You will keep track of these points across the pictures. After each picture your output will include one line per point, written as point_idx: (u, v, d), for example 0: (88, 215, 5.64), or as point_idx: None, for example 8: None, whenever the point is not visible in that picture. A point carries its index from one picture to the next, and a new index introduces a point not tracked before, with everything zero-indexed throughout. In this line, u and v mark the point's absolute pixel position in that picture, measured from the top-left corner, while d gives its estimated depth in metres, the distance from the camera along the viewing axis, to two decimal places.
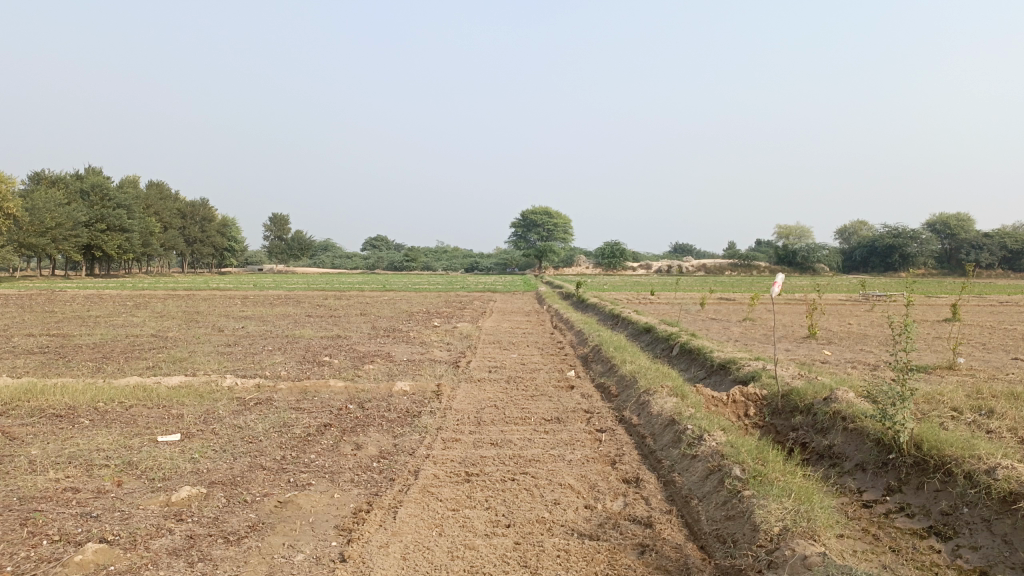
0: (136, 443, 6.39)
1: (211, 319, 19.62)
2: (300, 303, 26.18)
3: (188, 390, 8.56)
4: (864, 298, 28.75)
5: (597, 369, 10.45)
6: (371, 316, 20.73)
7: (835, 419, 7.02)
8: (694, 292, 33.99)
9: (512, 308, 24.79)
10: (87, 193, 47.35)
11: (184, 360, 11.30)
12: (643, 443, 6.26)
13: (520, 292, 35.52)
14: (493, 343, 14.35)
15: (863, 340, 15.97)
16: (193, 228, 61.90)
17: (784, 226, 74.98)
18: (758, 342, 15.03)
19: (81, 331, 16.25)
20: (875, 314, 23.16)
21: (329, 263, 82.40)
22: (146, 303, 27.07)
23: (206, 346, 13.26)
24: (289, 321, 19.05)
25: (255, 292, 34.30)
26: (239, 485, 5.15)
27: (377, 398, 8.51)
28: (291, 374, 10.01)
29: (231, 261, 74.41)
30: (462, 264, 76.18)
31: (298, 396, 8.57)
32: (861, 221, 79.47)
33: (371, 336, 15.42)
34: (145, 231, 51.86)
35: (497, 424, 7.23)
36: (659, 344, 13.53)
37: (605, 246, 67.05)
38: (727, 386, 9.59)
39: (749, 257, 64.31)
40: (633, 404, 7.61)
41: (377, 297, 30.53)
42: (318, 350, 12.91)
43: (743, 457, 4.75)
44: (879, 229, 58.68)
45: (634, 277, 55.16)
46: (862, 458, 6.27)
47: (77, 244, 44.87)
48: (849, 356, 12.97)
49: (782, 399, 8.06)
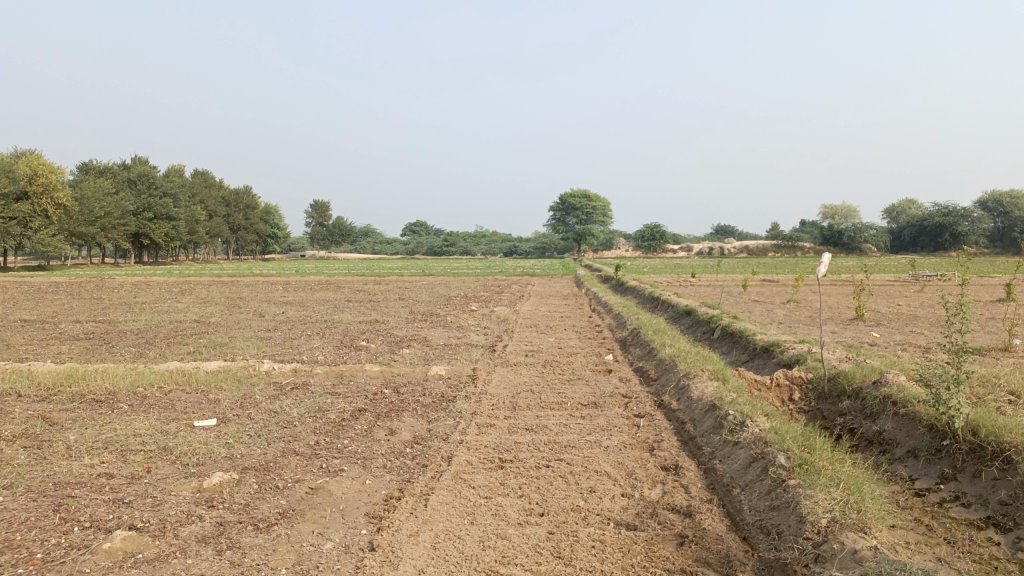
0: (172, 428, 6.42)
1: (252, 304, 19.88)
2: (339, 288, 26.33)
3: (226, 375, 8.62)
4: (913, 279, 27.90)
5: (636, 352, 10.25)
6: (409, 301, 20.75)
7: (885, 404, 6.73)
8: (736, 274, 33.38)
9: (550, 292, 24.62)
10: (135, 182, 48.36)
11: (223, 345, 11.41)
12: (683, 429, 6.06)
13: (559, 275, 35.31)
14: (530, 327, 14.22)
15: (913, 321, 15.45)
16: (237, 215, 62.89)
17: (829, 205, 73.30)
18: (803, 324, 14.63)
19: (126, 317, 16.56)
20: (926, 294, 22.45)
21: (369, 249, 83.04)
22: (191, 289, 27.54)
23: (246, 331, 13.39)
24: (328, 306, 19.16)
25: (297, 278, 34.74)
26: (271, 471, 5.11)
27: (412, 383, 8.46)
28: (327, 359, 10.02)
29: (274, 248, 75.48)
30: (501, 248, 76.17)
31: (333, 381, 8.56)
32: (910, 200, 77.33)
33: (409, 320, 15.42)
34: (190, 219, 52.84)
35: (533, 408, 7.10)
36: (700, 326, 13.24)
37: (644, 228, 66.34)
38: (770, 370, 9.31)
39: (793, 238, 63.02)
40: (673, 389, 7.40)
41: (416, 282, 30.57)
42: (355, 335, 12.93)
43: (788, 444, 4.54)
44: (929, 208, 56.97)
45: (674, 260, 54.50)
46: (913, 444, 5.98)
47: (125, 233, 45.95)
48: (899, 339, 12.53)
49: (829, 383, 7.76)
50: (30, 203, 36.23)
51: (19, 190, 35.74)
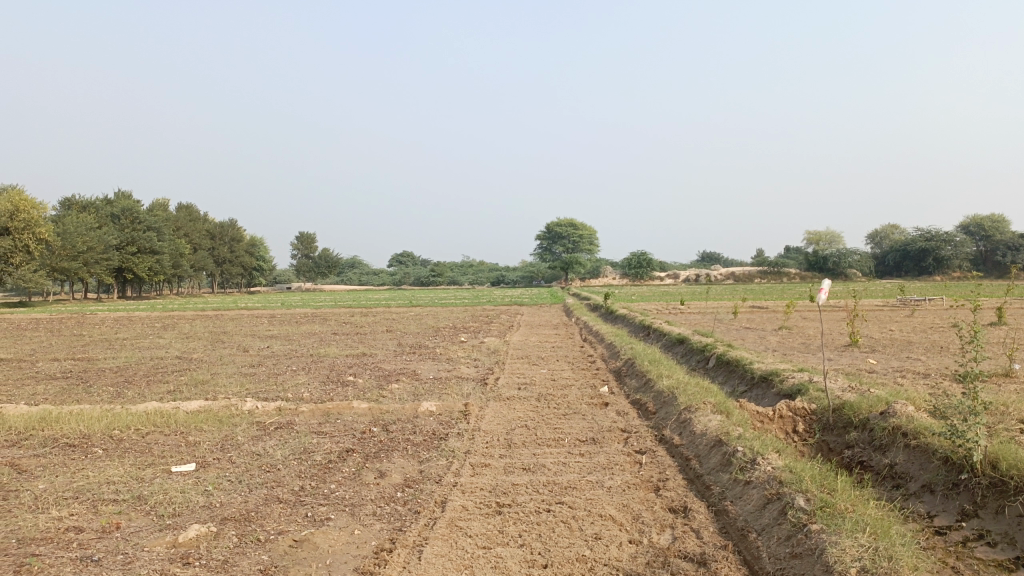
0: (148, 475, 6.06)
1: (237, 339, 19.44)
2: (325, 322, 25.89)
3: (207, 415, 8.25)
4: (901, 303, 27.86)
5: (632, 384, 9.96)
6: (397, 333, 20.39)
7: (895, 435, 6.48)
8: (725, 301, 33.28)
9: (539, 322, 24.31)
10: (118, 216, 47.87)
11: (205, 383, 11.02)
12: (688, 466, 5.78)
13: (547, 304, 35.09)
14: (521, 358, 13.92)
15: (907, 347, 15.27)
16: (222, 248, 62.39)
17: (814, 231, 73.91)
18: (798, 352, 14.42)
19: (106, 355, 16.11)
20: (917, 319, 22.36)
21: (355, 280, 82.63)
22: (173, 324, 26.98)
23: (229, 368, 12.99)
24: (314, 339, 18.76)
25: (282, 311, 34.31)
26: (252, 522, 4.77)
27: (401, 420, 8.12)
28: (313, 395, 9.68)
29: (260, 280, 74.86)
30: (488, 278, 75.97)
31: (320, 419, 8.21)
32: (893, 225, 78.05)
33: (396, 353, 15.06)
34: (175, 252, 52.31)
35: (529, 446, 6.80)
36: (694, 356, 12.99)
37: (631, 256, 66.43)
38: (771, 400, 9.05)
39: (778, 264, 63.23)
40: (673, 423, 7.13)
41: (403, 313, 30.21)
42: (342, 369, 12.58)
43: (805, 485, 4.26)
44: (912, 233, 57.44)
45: (662, 288, 54.35)
46: (928, 478, 5.72)
47: (108, 267, 45.37)
48: (897, 365, 12.31)
49: (833, 415, 7.52)
50: (11, 239, 35.66)
51: None
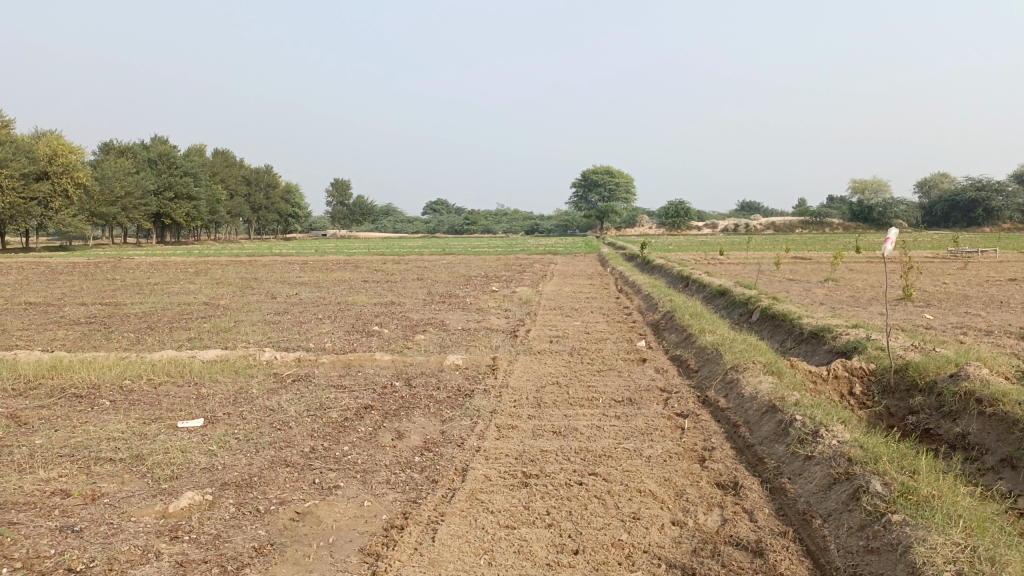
0: (153, 432, 5.68)
1: (266, 285, 19.18)
2: (357, 269, 25.53)
3: (223, 366, 7.86)
4: (951, 255, 26.62)
5: (671, 339, 9.34)
6: (428, 281, 19.91)
7: (967, 401, 5.82)
8: (765, 251, 32.21)
9: (573, 271, 23.62)
10: (155, 161, 47.83)
11: (228, 331, 10.68)
12: (736, 434, 5.21)
13: (581, 253, 34.39)
14: (554, 309, 13.36)
15: (965, 302, 14.35)
16: (258, 195, 62.36)
17: (858, 180, 71.78)
18: (847, 306, 13.62)
19: (134, 300, 15.90)
20: (971, 272, 21.21)
21: (389, 228, 82.53)
22: (206, 270, 26.83)
23: (254, 315, 12.64)
24: (344, 287, 18.40)
25: (315, 258, 34.09)
26: (253, 489, 4.34)
27: (426, 374, 7.64)
28: (336, 345, 9.25)
29: (295, 227, 75.00)
30: (523, 226, 75.24)
31: (339, 372, 7.77)
32: (942, 174, 75.30)
33: (426, 303, 14.60)
34: (211, 198, 52.33)
35: (560, 406, 6.27)
36: (736, 309, 12.32)
37: (669, 205, 65.01)
38: (822, 358, 8.42)
39: (821, 213, 61.37)
40: (719, 383, 6.53)
41: (435, 261, 29.73)
42: (368, 318, 12.16)
43: (882, 466, 3.66)
44: (963, 182, 55.24)
45: (699, 237, 53.17)
46: (1007, 451, 5.06)
47: (146, 212, 45.53)
48: (956, 321, 11.50)
49: (896, 376, 6.87)
50: (50, 183, 35.73)
51: (39, 169, 35.23)
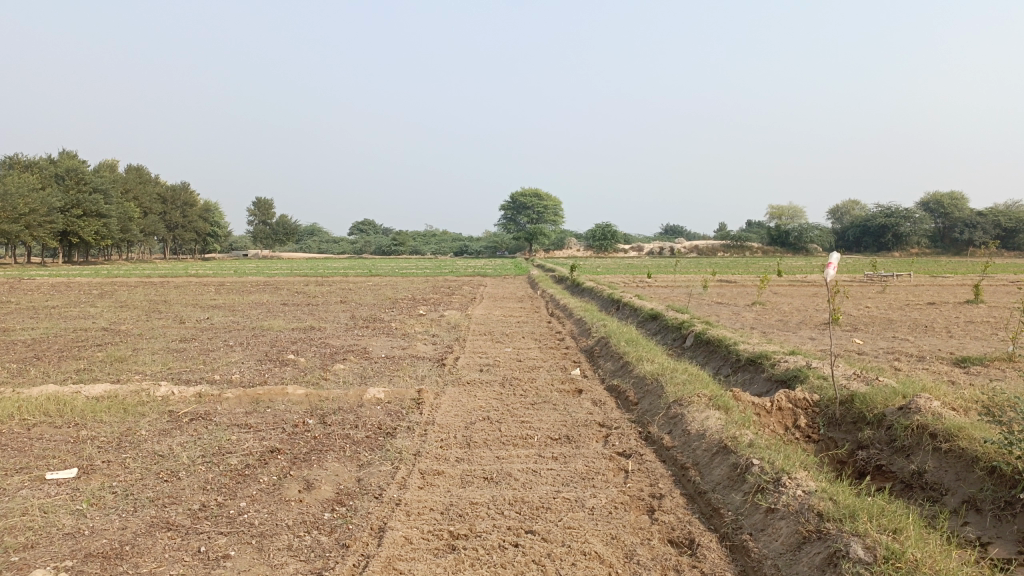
0: (13, 486, 4.81)
1: (176, 309, 17.98)
2: (276, 291, 24.34)
3: (111, 403, 6.97)
4: (867, 279, 27.36)
5: (607, 367, 8.90)
6: (351, 304, 19.06)
7: (920, 437, 5.53)
8: (692, 274, 32.51)
9: (503, 294, 23.12)
10: (63, 177, 45.19)
11: (125, 361, 9.68)
12: (685, 478, 4.73)
13: (511, 276, 34.01)
14: (484, 334, 12.81)
15: (890, 326, 14.49)
16: (175, 213, 59.82)
17: (777, 206, 74.30)
18: (778, 330, 13.53)
19: (24, 326, 14.49)
20: (890, 296, 21.76)
21: (314, 248, 80.53)
22: (111, 292, 25.13)
23: (157, 343, 11.62)
24: (261, 311, 17.37)
25: (233, 279, 32.55)
26: (123, 562, 3.59)
27: (343, 410, 6.94)
28: (245, 377, 8.42)
29: (215, 247, 72.21)
30: (452, 248, 74.59)
31: (246, 408, 6.98)
32: (854, 201, 78.72)
33: (348, 328, 13.79)
34: (124, 216, 49.75)
35: (491, 446, 5.68)
36: (669, 334, 12.05)
37: (597, 228, 65.54)
38: (761, 387, 8.12)
39: (743, 237, 62.99)
40: (661, 419, 6.07)
41: (359, 283, 28.73)
42: (284, 346, 11.30)
43: (862, 526, 3.22)
44: (873, 210, 57.68)
45: (626, 260, 53.64)
46: (970, 493, 4.74)
47: (52, 231, 42.87)
48: (886, 347, 11.49)
49: (841, 408, 6.58)
50: None
51: None
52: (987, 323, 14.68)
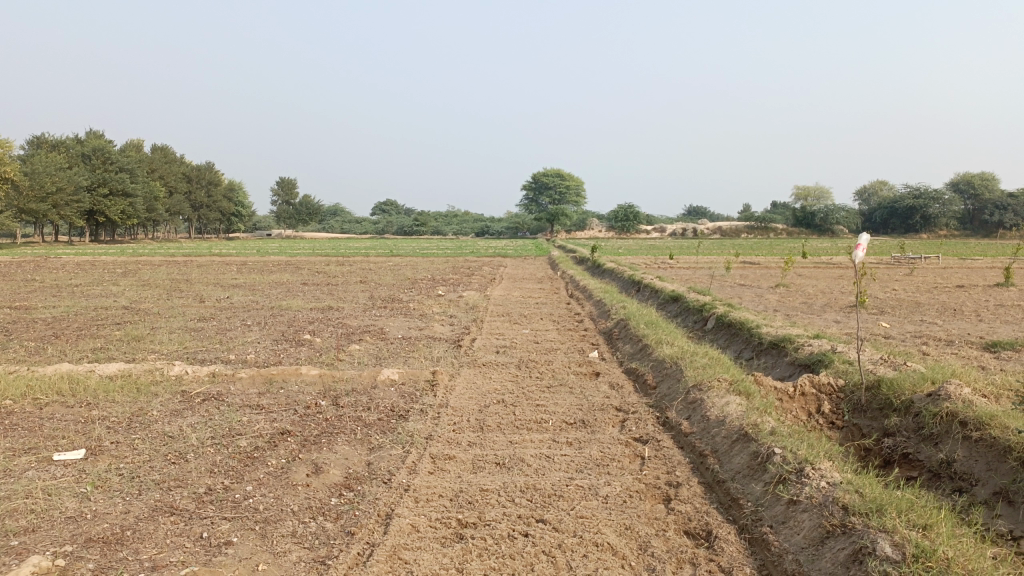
0: (19, 467, 4.76)
1: (196, 287, 18.07)
2: (297, 270, 24.36)
3: (124, 383, 6.94)
4: (894, 261, 26.84)
5: (626, 350, 8.74)
6: (370, 284, 19.01)
7: (950, 424, 5.32)
8: (715, 256, 32.13)
9: (523, 275, 22.96)
10: (89, 156, 45.59)
11: (142, 340, 9.68)
12: (703, 466, 4.57)
13: (532, 256, 33.82)
14: (502, 315, 12.68)
15: (917, 309, 14.17)
16: (199, 192, 60.19)
17: (802, 187, 73.25)
18: (802, 313, 13.26)
19: (46, 304, 14.59)
20: (918, 278, 21.32)
21: (337, 228, 80.80)
22: (134, 271, 25.31)
23: (176, 322, 11.62)
24: (281, 290, 17.39)
25: (255, 258, 32.68)
26: (123, 548, 3.52)
27: (356, 392, 6.85)
28: (260, 357, 8.38)
29: (239, 226, 72.66)
30: (473, 228, 74.46)
31: (259, 389, 6.92)
32: (881, 182, 77.41)
33: (366, 308, 13.74)
34: (149, 195, 50.16)
35: (505, 430, 5.56)
36: (690, 316, 11.85)
37: (618, 208, 65.04)
38: (784, 371, 7.92)
39: (767, 218, 62.19)
40: (680, 403, 5.90)
41: (380, 264, 28.70)
42: (301, 326, 11.25)
43: (890, 522, 3.05)
44: (901, 191, 56.63)
45: (648, 241, 53.19)
46: (1002, 484, 4.54)
47: (79, 210, 43.31)
48: (914, 330, 11.20)
49: (867, 393, 6.37)
50: None
51: None
52: (1019, 307, 14.28)
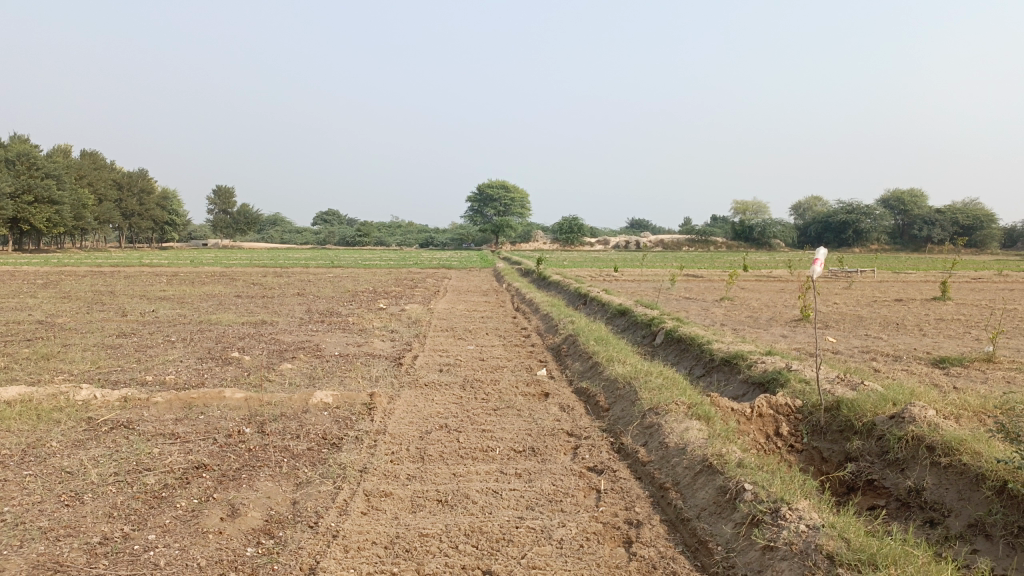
0: None
1: (121, 300, 17.03)
2: (232, 282, 23.37)
3: (21, 409, 6.20)
4: (833, 275, 27.27)
5: (575, 368, 8.35)
6: (309, 297, 18.26)
7: (916, 449, 5.07)
8: (658, 269, 32.22)
9: (467, 287, 22.48)
10: (13, 162, 43.37)
11: (51, 359, 8.86)
12: (665, 502, 4.18)
13: (476, 268, 33.36)
14: (446, 330, 12.18)
15: (861, 324, 14.21)
16: (131, 200, 57.89)
17: (741, 201, 74.79)
18: (749, 328, 13.12)
19: None
20: (857, 292, 21.62)
21: (277, 238, 78.94)
22: (56, 282, 23.91)
23: (92, 338, 10.75)
24: (213, 303, 16.52)
25: (188, 269, 31.32)
26: None
27: (285, 417, 6.28)
28: (181, 378, 7.70)
29: (173, 236, 70.14)
30: (417, 239, 73.62)
31: (177, 415, 6.28)
32: (816, 198, 79.55)
33: (303, 322, 13.06)
34: (77, 203, 47.90)
35: (448, 461, 5.08)
36: (639, 330, 11.58)
37: (563, 221, 65.15)
38: (738, 390, 7.65)
39: (708, 232, 63.10)
40: (636, 428, 5.53)
41: (320, 275, 27.85)
42: (231, 342, 10.53)
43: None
44: (835, 206, 58.20)
45: (592, 253, 53.39)
46: (976, 515, 4.28)
47: (2, 217, 41.02)
48: (861, 346, 11.12)
49: (826, 415, 6.11)
50: None
51: None
52: (958, 321, 14.42)
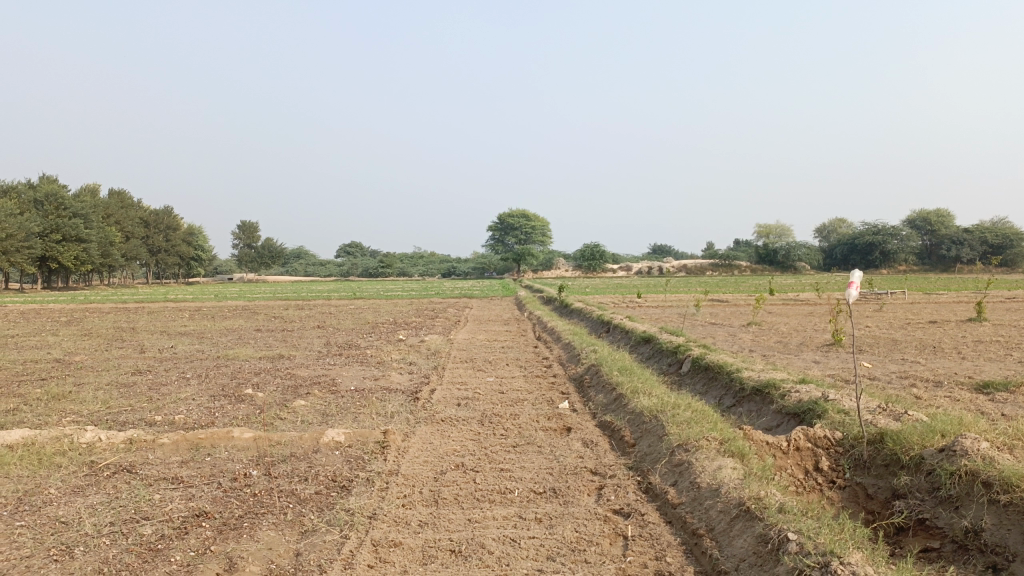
0: None
1: (140, 337, 16.91)
2: (253, 316, 23.27)
3: (22, 453, 5.98)
4: (862, 297, 26.63)
5: (599, 400, 8.00)
6: (328, 330, 18.04)
7: (970, 486, 4.66)
8: (682, 294, 31.74)
9: (489, 317, 22.18)
10: (42, 202, 44.13)
11: (62, 399, 8.68)
12: (700, 551, 3.81)
13: (498, 297, 33.11)
14: (465, 362, 11.88)
15: (896, 347, 13.69)
16: (157, 237, 58.52)
17: (765, 225, 74.09)
18: (779, 354, 12.67)
19: None
20: (888, 314, 21.04)
21: (301, 271, 79.40)
22: (79, 319, 23.94)
23: (106, 377, 10.56)
24: (232, 338, 16.37)
25: (210, 304, 31.34)
26: None
27: (294, 458, 5.99)
28: (191, 418, 7.46)
29: (198, 271, 70.75)
30: (439, 269, 73.64)
31: (183, 457, 6.03)
32: (840, 219, 78.61)
33: (320, 356, 12.83)
34: (104, 241, 48.45)
35: (463, 505, 4.76)
36: (664, 359, 11.21)
37: (585, 248, 64.82)
38: (771, 421, 7.25)
39: (731, 256, 62.43)
40: (664, 466, 5.17)
41: (341, 307, 27.78)
42: (245, 378, 10.30)
43: None
44: (860, 227, 57.36)
45: (615, 280, 52.93)
46: None
47: (31, 256, 41.54)
48: (898, 371, 10.63)
49: (869, 449, 5.70)
50: None
51: None
52: (997, 343, 13.83)
